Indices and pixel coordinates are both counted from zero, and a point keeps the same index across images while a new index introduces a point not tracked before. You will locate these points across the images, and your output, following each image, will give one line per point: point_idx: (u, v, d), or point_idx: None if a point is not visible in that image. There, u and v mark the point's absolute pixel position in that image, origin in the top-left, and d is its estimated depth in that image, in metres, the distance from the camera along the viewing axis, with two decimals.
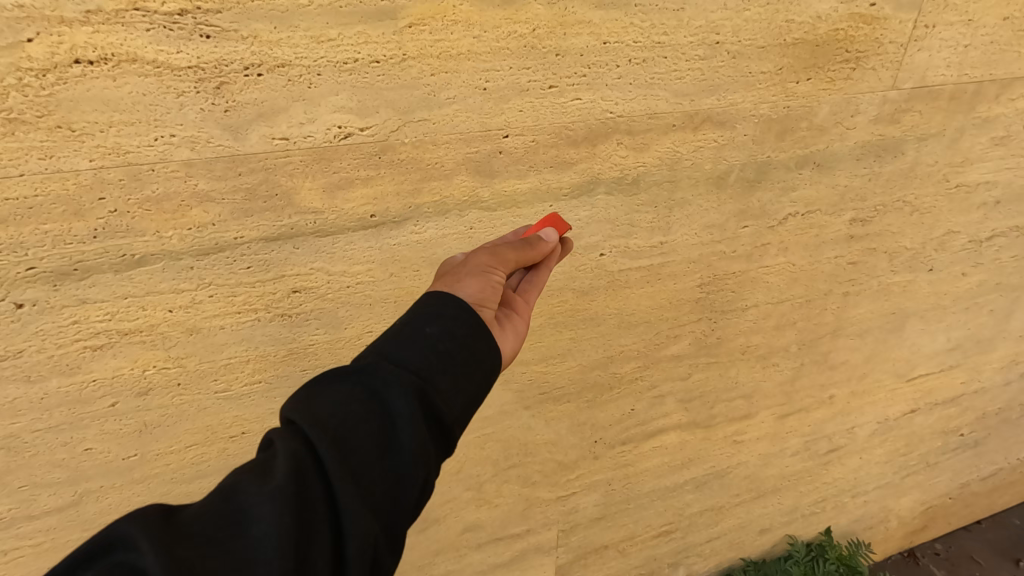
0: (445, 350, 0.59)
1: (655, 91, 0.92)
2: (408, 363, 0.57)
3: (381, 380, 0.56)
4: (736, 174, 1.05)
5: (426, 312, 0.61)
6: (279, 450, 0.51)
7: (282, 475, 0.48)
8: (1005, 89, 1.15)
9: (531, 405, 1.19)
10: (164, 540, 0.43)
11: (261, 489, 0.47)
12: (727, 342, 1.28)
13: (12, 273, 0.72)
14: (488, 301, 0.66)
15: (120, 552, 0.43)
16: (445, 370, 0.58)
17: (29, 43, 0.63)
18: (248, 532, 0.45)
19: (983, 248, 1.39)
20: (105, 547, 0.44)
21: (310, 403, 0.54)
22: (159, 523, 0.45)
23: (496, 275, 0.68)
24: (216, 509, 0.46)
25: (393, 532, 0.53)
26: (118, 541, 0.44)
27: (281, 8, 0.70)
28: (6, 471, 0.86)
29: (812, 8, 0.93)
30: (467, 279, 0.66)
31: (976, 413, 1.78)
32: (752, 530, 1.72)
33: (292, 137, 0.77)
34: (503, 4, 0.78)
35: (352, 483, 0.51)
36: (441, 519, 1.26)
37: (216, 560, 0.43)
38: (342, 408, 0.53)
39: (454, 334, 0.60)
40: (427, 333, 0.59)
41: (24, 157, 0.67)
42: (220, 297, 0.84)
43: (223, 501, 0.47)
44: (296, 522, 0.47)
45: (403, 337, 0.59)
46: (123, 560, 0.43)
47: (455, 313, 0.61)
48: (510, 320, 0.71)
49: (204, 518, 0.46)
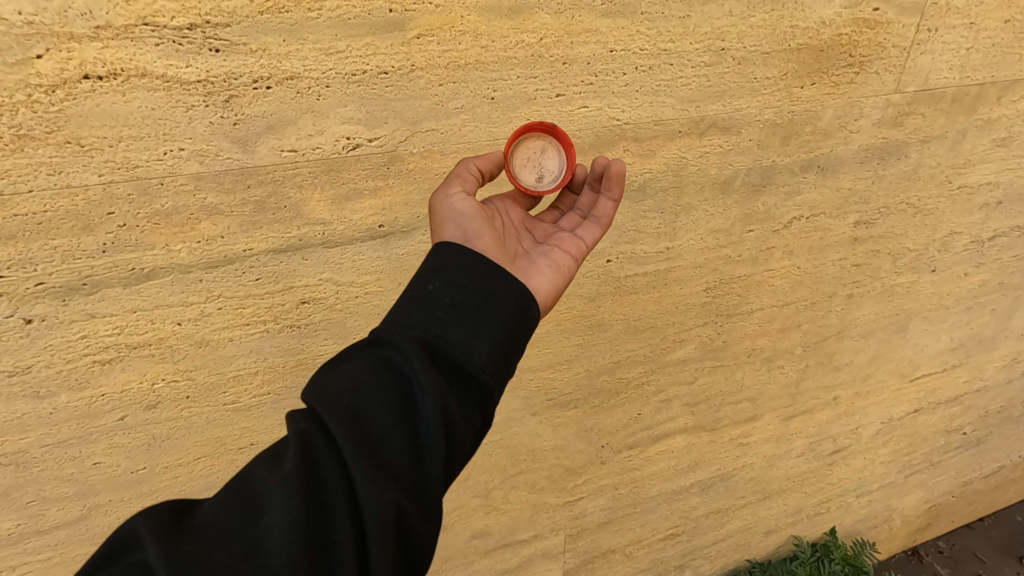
0: (452, 302, 0.60)
1: (661, 98, 0.92)
2: (416, 323, 0.58)
3: (392, 347, 0.57)
4: (741, 179, 1.05)
5: (428, 272, 0.63)
6: (290, 433, 0.52)
7: (294, 456, 0.49)
8: (1007, 91, 1.15)
9: (539, 411, 1.18)
10: (171, 536, 0.45)
11: (271, 477, 0.49)
12: (733, 345, 1.29)
13: (22, 288, 0.72)
14: (479, 235, 0.69)
15: (136, 550, 0.45)
16: (454, 322, 0.58)
17: (38, 59, 0.63)
18: (260, 520, 0.47)
19: (985, 249, 1.39)
20: (121, 548, 0.46)
21: (322, 381, 0.55)
22: (170, 519, 0.47)
23: (459, 197, 0.70)
24: (228, 501, 0.48)
25: (425, 496, 0.53)
26: (133, 540, 0.46)
27: (290, 20, 0.70)
28: (14, 487, 0.85)
29: (816, 13, 0.93)
30: (449, 220, 0.69)
31: (979, 411, 1.79)
32: (757, 530, 1.72)
33: (301, 149, 0.77)
34: (511, 14, 0.78)
35: (371, 451, 0.51)
36: (449, 526, 1.25)
37: (227, 551, 0.45)
38: (351, 379, 0.54)
39: (459, 284, 0.61)
40: (431, 291, 0.60)
41: (33, 173, 0.67)
42: (229, 309, 0.84)
43: (235, 493, 0.49)
44: (309, 502, 0.48)
45: (409, 302, 0.60)
46: (136, 560, 0.44)
47: (456, 264, 0.63)
48: (545, 257, 0.74)
49: (217, 512, 0.47)
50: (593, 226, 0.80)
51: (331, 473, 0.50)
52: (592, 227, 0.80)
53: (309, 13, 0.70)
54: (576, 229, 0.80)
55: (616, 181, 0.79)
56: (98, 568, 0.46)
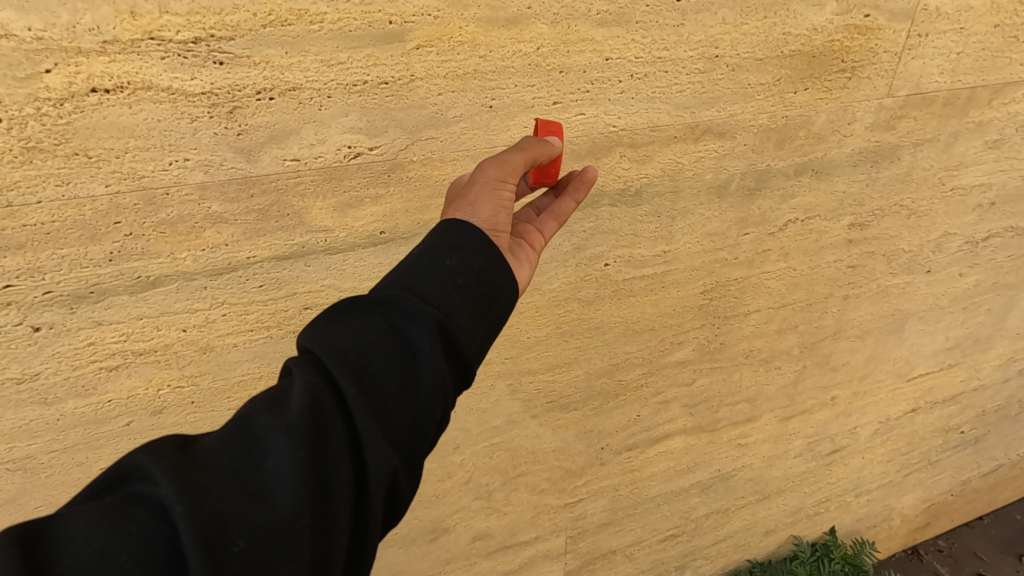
0: (464, 282, 0.58)
1: (656, 105, 0.94)
2: (429, 295, 0.56)
3: (400, 312, 0.55)
4: (736, 183, 1.07)
5: (444, 243, 0.60)
6: (297, 383, 0.49)
7: (301, 409, 0.47)
8: (998, 93, 1.17)
9: (538, 414, 1.20)
10: (181, 470, 0.43)
11: (278, 423, 0.47)
12: (730, 347, 1.30)
13: (29, 297, 0.73)
14: (501, 227, 0.66)
15: (137, 483, 0.43)
16: (463, 303, 0.57)
17: (47, 74, 0.64)
18: (265, 466, 0.45)
19: (980, 249, 1.41)
20: (125, 479, 0.44)
21: (330, 335, 0.53)
22: (174, 454, 0.44)
23: (507, 191, 0.67)
24: (233, 442, 0.46)
25: (413, 463, 0.53)
26: (136, 472, 0.44)
27: (293, 33, 0.71)
28: (22, 492, 0.86)
29: (808, 20, 0.95)
30: (483, 200, 0.65)
31: (976, 410, 1.80)
32: (757, 531, 1.73)
33: (303, 158, 0.78)
34: (508, 25, 0.80)
35: (375, 417, 0.50)
36: (451, 528, 1.26)
37: (234, 492, 0.43)
38: (361, 341, 0.52)
39: (474, 266, 0.59)
40: (447, 265, 0.58)
41: (42, 184, 0.68)
42: (233, 315, 0.86)
43: (237, 436, 0.47)
44: (315, 456, 0.46)
45: (422, 270, 0.58)
46: (141, 493, 0.42)
47: (472, 244, 0.60)
48: (520, 250, 0.71)
49: (221, 452, 0.45)
50: (552, 220, 0.78)
51: (335, 430, 0.48)
52: (551, 222, 0.78)
53: (311, 25, 0.72)
54: (537, 223, 0.77)
55: (585, 185, 0.79)
56: (96, 495, 0.44)
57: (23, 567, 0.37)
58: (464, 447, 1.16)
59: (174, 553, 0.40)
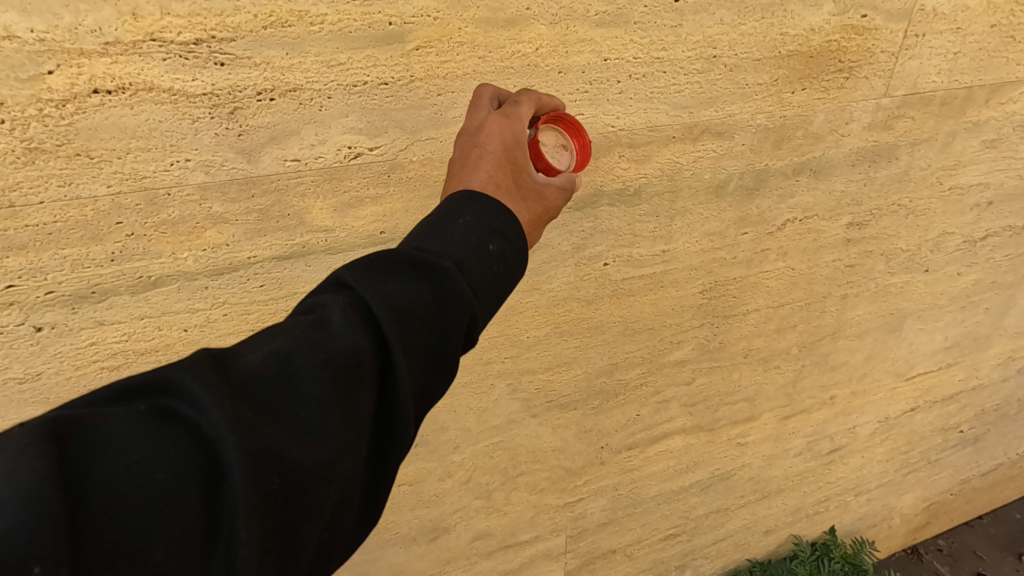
0: (499, 273, 0.57)
1: (655, 105, 0.94)
2: (474, 278, 0.55)
3: (446, 287, 0.53)
4: (735, 182, 1.07)
5: (495, 229, 0.58)
6: (344, 332, 0.47)
7: (344, 363, 0.46)
8: (995, 93, 1.18)
9: (538, 413, 1.20)
10: (224, 395, 0.41)
11: (320, 372, 0.45)
12: (729, 346, 1.30)
13: (32, 297, 0.74)
14: None
15: (173, 398, 0.41)
16: (493, 293, 0.57)
17: (49, 75, 0.65)
18: (300, 412, 0.44)
19: (978, 248, 1.41)
20: (156, 388, 0.41)
21: (379, 292, 0.50)
22: (215, 378, 0.42)
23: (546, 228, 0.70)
24: (270, 378, 0.44)
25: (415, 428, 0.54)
26: (173, 387, 0.41)
27: (293, 34, 0.72)
28: None
29: (806, 21, 0.96)
30: (540, 234, 0.67)
31: (975, 409, 1.81)
32: (757, 530, 1.74)
33: (303, 158, 0.79)
34: (507, 25, 0.81)
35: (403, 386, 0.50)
36: (452, 527, 1.26)
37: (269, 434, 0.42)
38: (408, 307, 0.50)
39: (509, 258, 0.58)
40: (490, 251, 0.56)
41: (44, 185, 0.69)
42: (234, 315, 0.86)
43: (275, 372, 0.45)
44: (348, 414, 0.46)
45: (469, 249, 0.55)
46: (178, 408, 0.40)
47: (513, 241, 0.59)
48: None
49: (259, 387, 0.43)
50: None
51: (369, 392, 0.47)
52: None
53: (312, 27, 0.72)
54: None
55: None
56: (122, 396, 0.41)
57: (56, 466, 0.35)
58: (464, 446, 1.16)
59: (208, 477, 0.39)
